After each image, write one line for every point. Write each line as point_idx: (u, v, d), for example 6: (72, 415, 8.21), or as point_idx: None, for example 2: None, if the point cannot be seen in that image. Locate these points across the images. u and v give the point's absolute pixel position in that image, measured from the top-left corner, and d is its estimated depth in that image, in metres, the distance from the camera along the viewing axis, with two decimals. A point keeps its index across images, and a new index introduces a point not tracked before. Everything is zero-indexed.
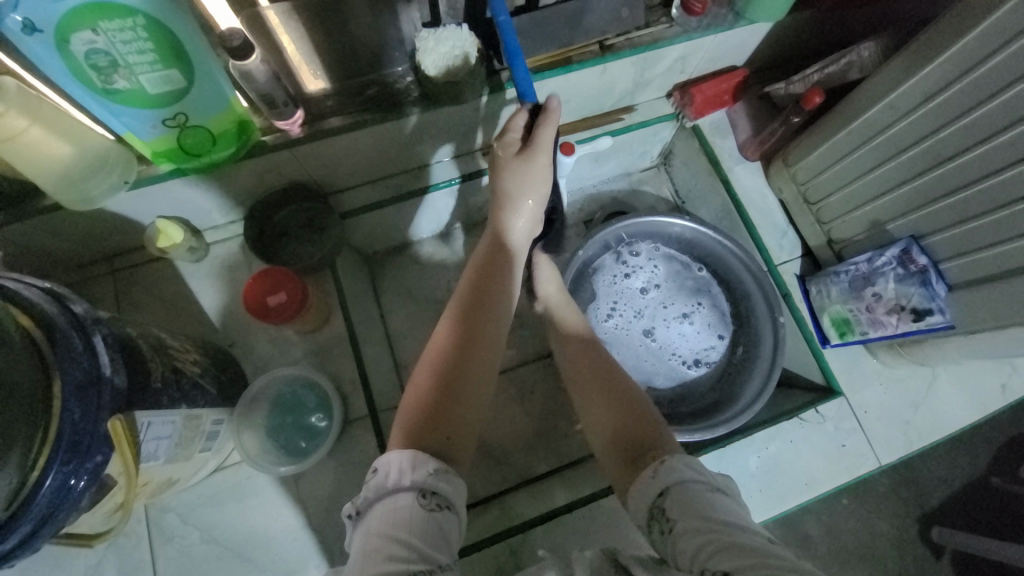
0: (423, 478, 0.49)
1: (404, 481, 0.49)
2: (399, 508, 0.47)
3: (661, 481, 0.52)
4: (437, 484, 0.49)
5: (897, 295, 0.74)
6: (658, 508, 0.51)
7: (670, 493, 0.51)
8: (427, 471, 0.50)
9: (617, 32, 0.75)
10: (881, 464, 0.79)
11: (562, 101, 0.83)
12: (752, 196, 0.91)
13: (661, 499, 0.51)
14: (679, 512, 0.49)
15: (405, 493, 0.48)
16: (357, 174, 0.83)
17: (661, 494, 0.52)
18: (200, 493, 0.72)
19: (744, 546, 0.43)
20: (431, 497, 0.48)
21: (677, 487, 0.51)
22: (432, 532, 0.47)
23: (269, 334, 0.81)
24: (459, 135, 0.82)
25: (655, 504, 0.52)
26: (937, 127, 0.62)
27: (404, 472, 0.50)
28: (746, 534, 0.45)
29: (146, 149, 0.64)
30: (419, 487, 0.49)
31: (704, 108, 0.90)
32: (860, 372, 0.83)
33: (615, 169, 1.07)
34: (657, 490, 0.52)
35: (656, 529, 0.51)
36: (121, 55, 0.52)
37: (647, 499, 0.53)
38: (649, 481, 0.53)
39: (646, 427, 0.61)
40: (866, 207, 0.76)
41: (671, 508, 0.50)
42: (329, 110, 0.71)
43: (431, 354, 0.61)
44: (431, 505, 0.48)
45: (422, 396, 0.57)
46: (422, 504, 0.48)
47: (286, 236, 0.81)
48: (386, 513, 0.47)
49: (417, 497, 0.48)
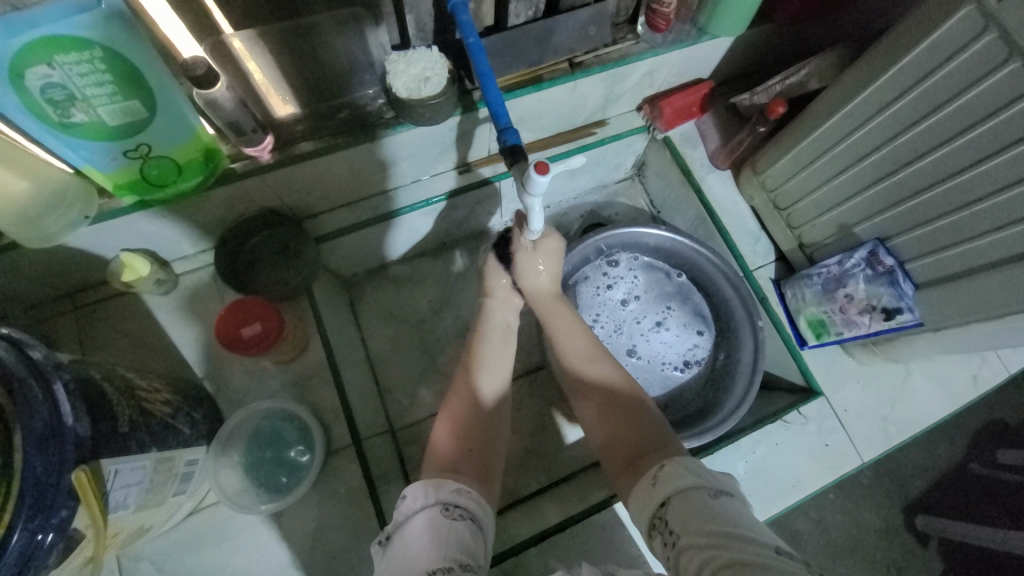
0: (448, 494, 0.51)
1: (430, 498, 0.51)
2: (425, 523, 0.48)
3: (662, 489, 0.52)
4: (460, 499, 0.51)
5: (868, 295, 0.76)
6: (660, 519, 0.51)
7: (672, 503, 0.51)
8: (452, 488, 0.52)
9: (585, 49, 0.76)
10: (864, 461, 0.81)
11: (535, 117, 0.84)
12: (725, 204, 0.93)
13: (663, 510, 0.51)
14: (683, 526, 0.48)
15: (430, 506, 0.50)
16: (331, 198, 0.81)
17: (663, 504, 0.51)
18: (176, 538, 0.68)
19: (749, 563, 0.42)
20: (454, 509, 0.50)
21: (679, 497, 0.51)
22: (460, 541, 0.47)
23: (245, 365, 0.78)
24: (433, 155, 0.82)
25: (657, 514, 0.52)
26: (895, 133, 0.65)
27: (430, 490, 0.51)
28: (753, 550, 0.44)
29: (107, 182, 0.62)
30: (443, 502, 0.50)
31: (674, 120, 0.92)
32: (839, 371, 0.85)
33: (591, 182, 1.08)
34: (659, 498, 0.52)
35: (659, 540, 0.50)
36: (79, 88, 0.50)
37: (650, 509, 0.52)
38: (651, 490, 0.53)
39: (649, 426, 0.61)
40: (833, 211, 0.78)
41: (674, 519, 0.50)
42: (300, 134, 0.70)
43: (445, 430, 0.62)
44: (455, 515, 0.50)
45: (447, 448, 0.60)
46: (446, 514, 0.49)
47: (260, 262, 0.79)
48: (413, 531, 0.48)
49: (441, 509, 0.50)
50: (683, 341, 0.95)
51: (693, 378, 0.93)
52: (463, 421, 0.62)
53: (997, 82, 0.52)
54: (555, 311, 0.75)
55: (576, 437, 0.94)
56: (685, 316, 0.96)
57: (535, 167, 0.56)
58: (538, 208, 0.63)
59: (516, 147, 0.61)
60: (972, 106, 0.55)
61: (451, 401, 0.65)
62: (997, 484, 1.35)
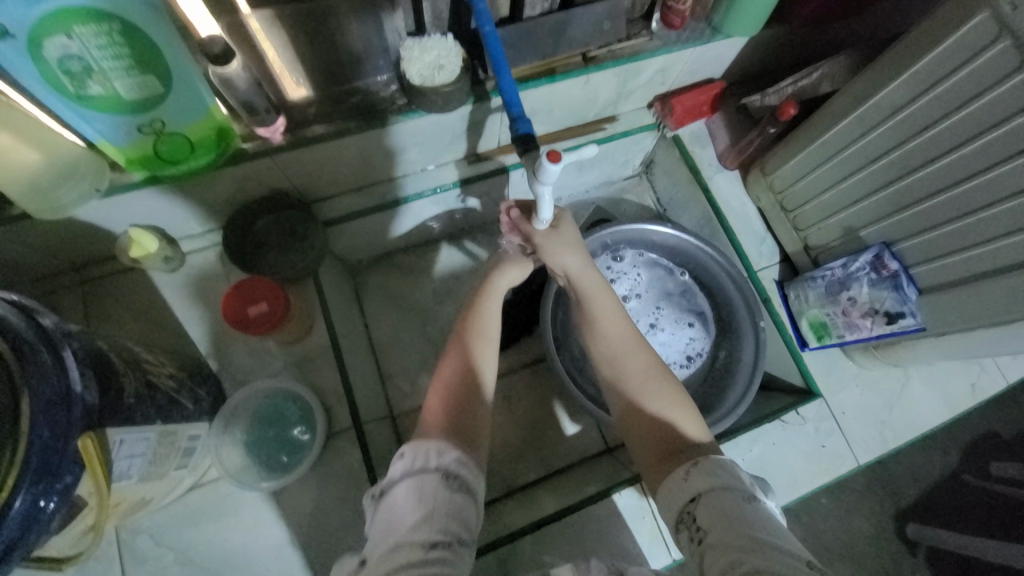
0: (449, 462, 0.50)
1: (430, 463, 0.50)
2: (427, 492, 0.48)
3: (694, 485, 0.52)
4: (460, 470, 0.51)
5: (871, 299, 0.76)
6: (687, 514, 0.51)
7: (702, 499, 0.51)
8: (453, 456, 0.51)
9: (599, 44, 0.77)
10: (859, 464, 0.81)
11: (546, 110, 0.84)
12: (731, 204, 0.93)
13: (692, 505, 0.51)
14: (711, 523, 0.49)
15: (430, 474, 0.49)
16: (340, 181, 0.81)
17: (693, 500, 0.52)
18: (175, 513, 0.69)
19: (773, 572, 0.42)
20: (455, 480, 0.50)
21: (711, 495, 0.51)
22: (456, 514, 0.48)
23: (249, 345, 0.79)
24: (443, 144, 0.82)
25: (685, 509, 0.52)
26: (904, 138, 0.65)
27: (430, 455, 0.50)
28: (783, 561, 0.43)
29: (120, 155, 0.62)
30: (444, 470, 0.50)
31: (684, 119, 0.92)
32: (838, 374, 0.85)
33: (598, 178, 1.08)
34: (689, 494, 0.52)
35: (685, 534, 0.51)
36: (96, 60, 0.51)
37: (678, 503, 0.53)
38: (682, 483, 0.53)
39: (679, 417, 0.60)
40: (840, 214, 0.78)
41: (702, 516, 0.50)
42: (312, 117, 0.71)
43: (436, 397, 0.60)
44: (454, 486, 0.49)
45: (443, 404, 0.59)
46: (445, 485, 0.49)
47: (267, 246, 0.79)
48: (412, 497, 0.48)
49: (441, 479, 0.49)
50: (682, 338, 0.95)
51: (693, 374, 0.93)
52: (463, 384, 0.61)
53: (1008, 90, 0.53)
54: (598, 291, 0.69)
55: (572, 432, 0.94)
56: (683, 313, 0.96)
57: (547, 156, 0.56)
58: (547, 199, 0.62)
59: (528, 136, 0.61)
60: (985, 112, 0.56)
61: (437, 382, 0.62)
62: (990, 495, 1.36)
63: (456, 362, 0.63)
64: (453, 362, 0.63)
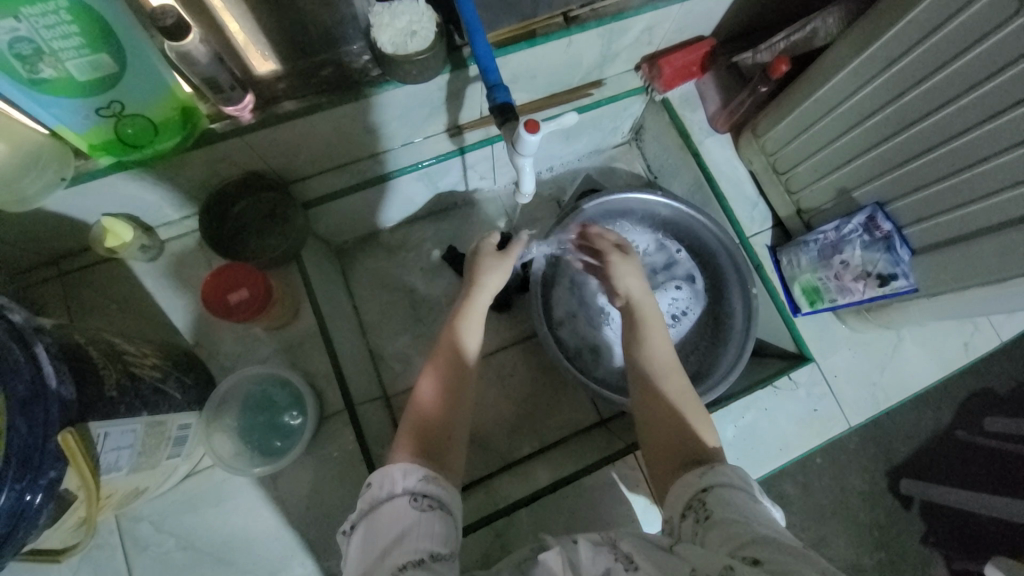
0: (415, 484, 0.52)
1: (396, 488, 0.51)
2: (396, 514, 0.49)
3: (706, 479, 0.54)
4: (428, 488, 0.52)
5: (863, 262, 0.74)
6: (698, 501, 0.52)
7: (713, 491, 0.52)
8: (418, 477, 0.52)
9: (581, 3, 0.73)
10: (851, 426, 0.81)
11: (528, 76, 0.80)
12: (723, 168, 0.91)
13: (704, 495, 0.52)
14: (718, 506, 0.50)
15: (397, 499, 0.50)
16: (318, 160, 0.79)
17: (705, 489, 0.53)
18: (173, 500, 0.69)
19: (777, 543, 0.45)
20: (423, 499, 0.51)
21: (721, 488, 0.52)
22: (430, 532, 0.49)
23: (235, 332, 0.78)
24: (422, 117, 0.79)
25: (697, 497, 0.53)
26: (899, 93, 0.62)
27: (397, 481, 0.52)
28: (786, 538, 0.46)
29: (81, 142, 0.60)
30: (410, 492, 0.51)
31: (672, 81, 0.89)
32: (831, 337, 0.84)
33: (587, 146, 1.05)
34: (701, 486, 0.54)
35: (690, 519, 0.51)
36: (45, 42, 0.48)
37: (686, 494, 0.54)
38: (694, 480, 0.54)
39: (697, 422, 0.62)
40: (833, 175, 0.76)
41: (711, 502, 0.51)
42: (282, 93, 0.68)
43: (431, 371, 0.65)
44: (423, 505, 0.51)
45: (439, 386, 0.63)
46: (414, 506, 0.50)
47: (247, 229, 0.77)
48: (380, 522, 0.49)
49: (410, 501, 0.50)
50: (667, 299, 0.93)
51: (688, 333, 0.92)
52: (455, 359, 0.65)
53: (1007, 36, 0.50)
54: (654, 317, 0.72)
55: (566, 405, 0.95)
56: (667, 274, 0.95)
57: (526, 126, 0.54)
58: (530, 171, 0.61)
59: (506, 105, 0.59)
60: (982, 61, 0.53)
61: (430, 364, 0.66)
62: (982, 450, 1.39)
63: (449, 341, 0.67)
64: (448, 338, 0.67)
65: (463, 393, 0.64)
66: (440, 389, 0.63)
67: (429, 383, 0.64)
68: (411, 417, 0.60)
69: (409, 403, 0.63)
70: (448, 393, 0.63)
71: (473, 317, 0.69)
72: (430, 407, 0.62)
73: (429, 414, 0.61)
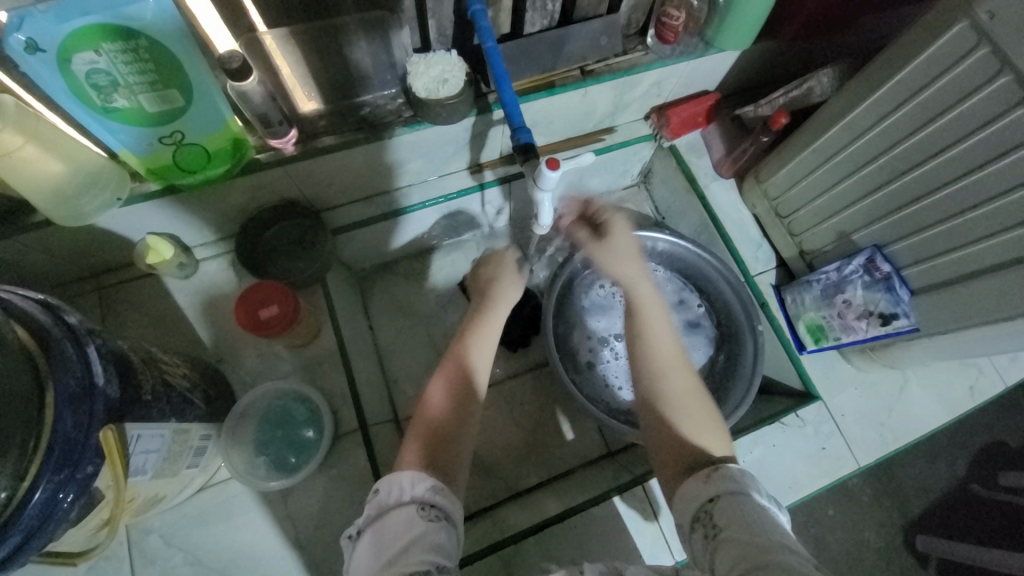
0: (422, 492, 0.52)
1: (405, 496, 0.52)
2: (402, 524, 0.50)
3: (713, 487, 0.54)
4: (436, 497, 0.52)
5: (866, 301, 0.77)
6: (706, 512, 0.52)
7: (721, 501, 0.52)
8: (426, 487, 0.53)
9: (596, 58, 0.81)
10: (860, 466, 0.81)
11: (546, 121, 0.87)
12: (727, 211, 0.96)
13: (711, 505, 0.53)
14: (727, 522, 0.50)
15: (405, 508, 0.51)
16: (348, 191, 0.85)
17: (711, 500, 0.53)
18: (184, 513, 0.70)
19: (785, 566, 0.44)
20: (430, 508, 0.52)
21: (729, 497, 0.52)
22: (435, 543, 0.49)
23: (257, 349, 0.81)
24: (447, 155, 0.86)
25: (703, 508, 0.53)
26: (891, 144, 0.68)
27: (405, 488, 0.52)
28: (795, 558, 0.44)
29: (141, 167, 0.66)
30: (419, 500, 0.52)
31: (680, 129, 0.96)
32: (837, 377, 0.86)
33: (597, 187, 1.11)
34: (709, 494, 0.53)
35: (700, 532, 0.52)
36: (122, 75, 0.54)
37: (696, 503, 0.54)
38: (701, 485, 0.55)
39: (699, 431, 0.61)
40: (832, 219, 0.81)
41: (721, 515, 0.51)
42: (322, 129, 0.74)
43: (444, 377, 0.66)
44: (429, 515, 0.51)
45: (452, 391, 0.65)
46: (420, 515, 0.51)
47: (277, 252, 0.82)
48: (389, 529, 0.50)
49: (416, 509, 0.51)
50: None
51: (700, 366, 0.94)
52: (463, 371, 0.66)
53: (988, 95, 0.55)
54: (650, 308, 0.72)
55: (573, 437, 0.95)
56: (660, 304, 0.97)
57: (547, 163, 0.59)
58: (547, 205, 0.65)
59: (528, 145, 0.64)
60: (966, 117, 0.58)
61: (441, 369, 0.67)
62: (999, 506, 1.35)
63: (456, 355, 0.68)
64: (457, 354, 0.68)
65: (474, 403, 0.64)
66: (450, 394, 0.64)
67: (439, 389, 0.65)
68: (419, 423, 0.61)
69: (418, 412, 0.64)
70: (461, 399, 0.64)
71: (487, 331, 0.72)
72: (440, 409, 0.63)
73: (440, 419, 0.62)
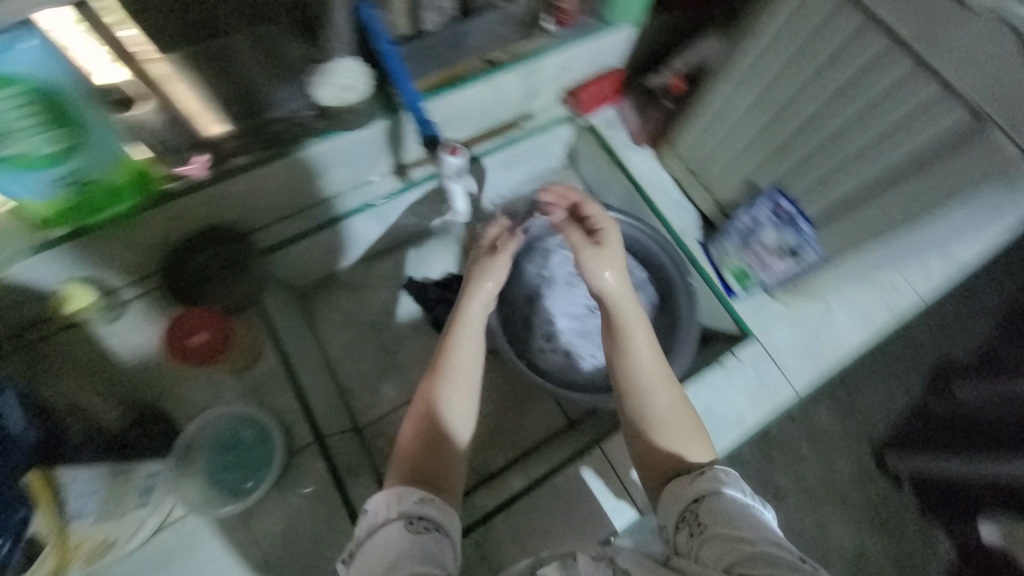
0: (410, 506, 0.54)
1: (392, 513, 0.54)
2: (392, 539, 0.51)
3: (697, 488, 0.56)
4: (423, 510, 0.54)
5: (777, 241, 0.82)
6: (691, 512, 0.55)
7: (705, 501, 0.54)
8: (414, 500, 0.55)
9: (500, 49, 0.85)
10: (798, 394, 0.87)
11: (461, 115, 0.89)
12: (648, 177, 1.00)
13: (695, 505, 0.55)
14: (711, 520, 0.52)
15: (393, 523, 0.53)
16: (271, 207, 0.84)
17: (696, 501, 0.55)
18: (141, 559, 0.68)
19: (767, 557, 0.47)
20: (418, 522, 0.53)
21: (713, 497, 0.54)
22: (427, 551, 0.50)
23: (197, 382, 0.78)
24: (368, 159, 0.86)
25: (689, 508, 0.55)
26: (776, 91, 0.73)
27: (392, 505, 0.54)
28: (776, 550, 0.47)
29: (43, 211, 0.65)
30: (407, 515, 0.54)
31: (592, 105, 1.00)
32: (768, 316, 0.91)
33: (528, 174, 1.09)
34: (693, 496, 0.56)
35: (685, 531, 0.54)
36: (5, 122, 0.54)
37: (681, 504, 0.56)
38: (685, 487, 0.57)
39: (685, 440, 0.62)
40: (741, 169, 0.86)
41: (705, 515, 0.53)
42: (235, 149, 0.74)
43: (425, 394, 0.65)
44: (419, 527, 0.53)
45: (433, 412, 0.63)
46: (410, 528, 0.52)
47: (207, 279, 0.79)
48: (381, 543, 0.51)
49: (405, 523, 0.53)
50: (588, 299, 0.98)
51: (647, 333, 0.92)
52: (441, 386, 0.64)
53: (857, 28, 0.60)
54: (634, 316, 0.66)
55: (534, 416, 0.97)
56: None
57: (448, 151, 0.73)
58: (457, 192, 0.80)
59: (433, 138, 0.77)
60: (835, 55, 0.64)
61: (425, 383, 0.66)
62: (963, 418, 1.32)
63: (438, 369, 0.65)
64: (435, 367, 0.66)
65: (457, 417, 0.64)
66: (432, 413, 0.63)
67: (422, 408, 0.64)
68: (406, 447, 0.62)
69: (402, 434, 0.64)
70: (443, 418, 0.63)
71: (462, 338, 0.67)
72: (422, 431, 0.63)
73: (425, 439, 0.62)
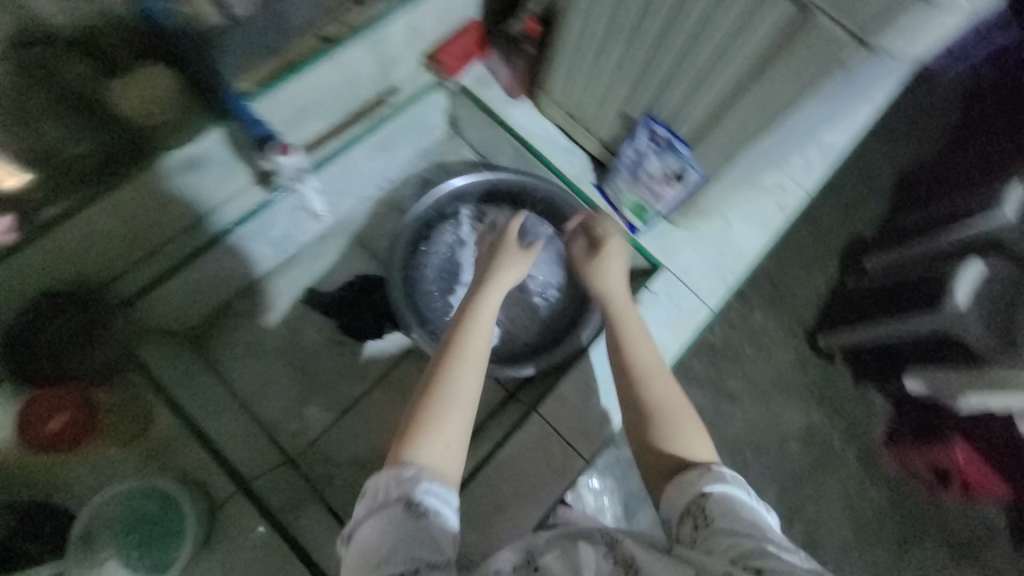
0: (412, 489, 0.53)
1: (394, 495, 0.52)
2: (389, 525, 0.51)
3: (704, 484, 0.56)
4: (427, 494, 0.53)
5: (663, 168, 0.82)
6: (696, 505, 0.54)
7: (713, 495, 0.54)
8: (415, 482, 0.53)
9: (332, 23, 0.76)
10: (713, 309, 0.89)
11: (313, 104, 0.80)
12: (532, 130, 0.98)
13: (702, 499, 0.55)
14: (719, 514, 0.52)
15: (394, 507, 0.52)
16: (114, 250, 0.73)
17: (704, 493, 0.55)
18: None
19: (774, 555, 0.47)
20: (418, 505, 0.52)
21: (721, 493, 0.54)
22: (424, 539, 0.50)
23: (85, 463, 0.73)
24: (220, 176, 0.77)
25: (694, 501, 0.55)
26: (620, 17, 0.71)
27: (393, 486, 0.53)
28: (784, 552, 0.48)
29: None
30: (406, 497, 0.52)
31: (457, 67, 0.94)
32: (671, 243, 0.93)
33: (411, 152, 0.98)
34: (699, 488, 0.56)
35: (690, 524, 0.54)
36: None
37: (687, 496, 0.56)
38: (688, 483, 0.57)
39: (686, 432, 0.63)
40: (613, 103, 0.84)
41: (712, 508, 0.53)
42: (46, 199, 0.65)
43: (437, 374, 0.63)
44: (419, 512, 0.52)
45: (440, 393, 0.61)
46: (410, 513, 0.51)
47: (64, 349, 0.70)
48: (379, 528, 0.51)
49: (406, 506, 0.52)
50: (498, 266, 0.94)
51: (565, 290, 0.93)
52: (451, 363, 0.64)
53: None
54: (628, 317, 0.74)
55: None
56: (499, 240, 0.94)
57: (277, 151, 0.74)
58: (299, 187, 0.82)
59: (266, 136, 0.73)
60: None
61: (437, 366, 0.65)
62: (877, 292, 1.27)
63: (451, 352, 0.65)
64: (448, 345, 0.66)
65: (462, 397, 0.61)
66: (441, 393, 0.61)
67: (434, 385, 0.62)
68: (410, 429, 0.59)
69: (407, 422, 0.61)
70: (448, 394, 0.61)
71: (479, 321, 0.68)
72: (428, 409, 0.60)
73: (430, 415, 0.59)
